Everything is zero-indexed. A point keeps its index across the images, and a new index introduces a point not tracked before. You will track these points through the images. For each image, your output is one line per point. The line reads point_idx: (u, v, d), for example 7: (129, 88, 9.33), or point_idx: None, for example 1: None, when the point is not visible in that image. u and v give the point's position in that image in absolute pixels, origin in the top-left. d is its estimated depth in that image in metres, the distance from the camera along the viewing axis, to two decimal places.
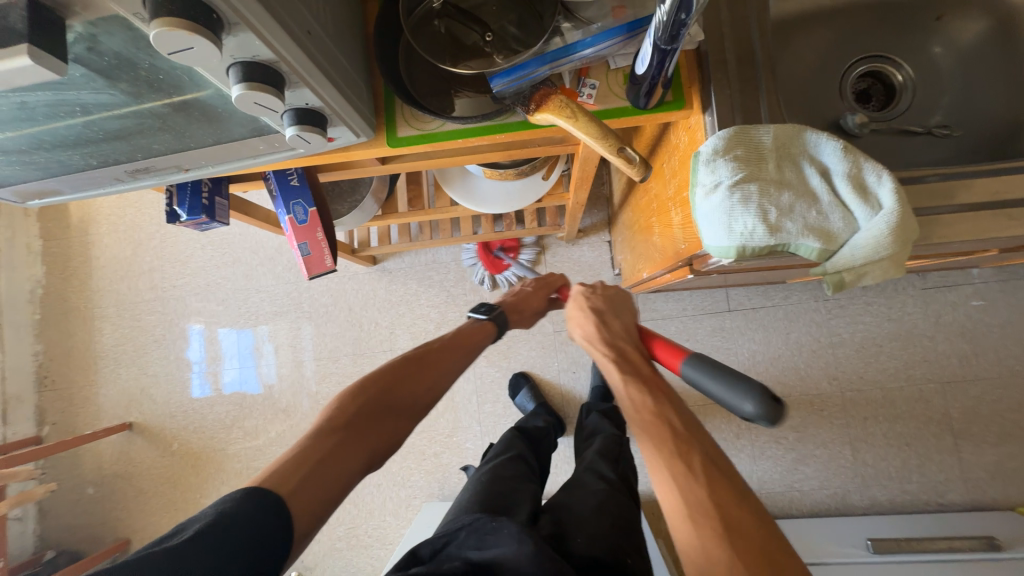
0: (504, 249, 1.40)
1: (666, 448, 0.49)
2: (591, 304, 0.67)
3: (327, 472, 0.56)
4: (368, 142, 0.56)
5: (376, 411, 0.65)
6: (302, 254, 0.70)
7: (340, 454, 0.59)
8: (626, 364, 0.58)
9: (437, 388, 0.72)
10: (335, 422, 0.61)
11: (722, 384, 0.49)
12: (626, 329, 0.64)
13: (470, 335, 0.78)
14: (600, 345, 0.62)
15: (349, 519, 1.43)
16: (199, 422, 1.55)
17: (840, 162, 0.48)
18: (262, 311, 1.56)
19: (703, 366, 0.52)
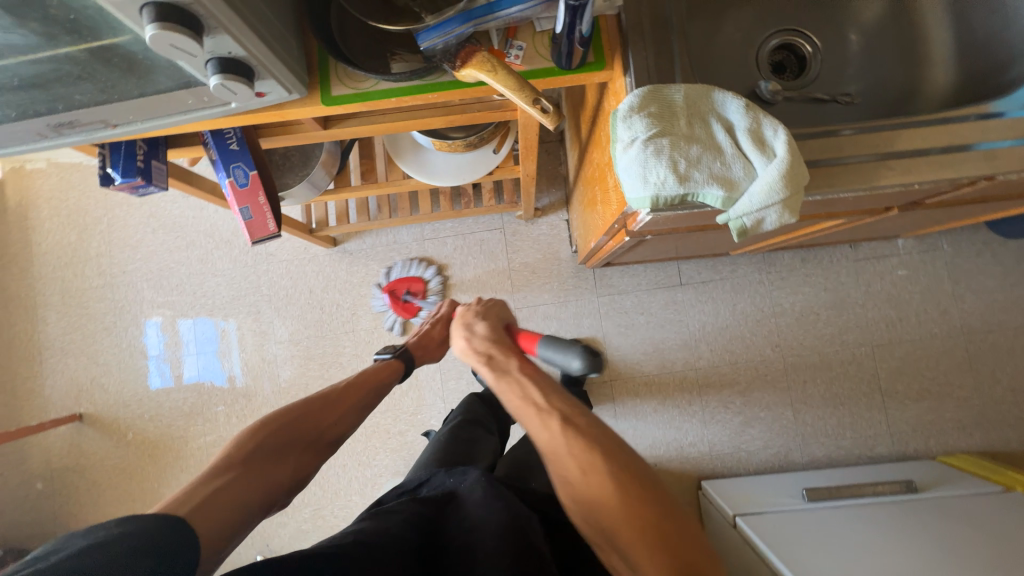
0: (411, 292, 1.44)
1: (545, 437, 0.53)
2: (466, 317, 0.71)
3: (221, 502, 0.57)
4: (304, 100, 0.57)
5: (277, 446, 0.67)
6: (244, 219, 0.70)
7: (234, 491, 0.59)
8: (494, 364, 0.61)
9: (343, 421, 0.75)
10: (230, 459, 0.62)
11: (556, 349, 0.60)
12: (495, 334, 0.66)
13: (378, 373, 0.83)
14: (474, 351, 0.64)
15: (314, 501, 1.43)
16: (155, 411, 1.51)
17: (742, 118, 0.53)
18: (220, 296, 1.52)
19: (544, 343, 0.62)
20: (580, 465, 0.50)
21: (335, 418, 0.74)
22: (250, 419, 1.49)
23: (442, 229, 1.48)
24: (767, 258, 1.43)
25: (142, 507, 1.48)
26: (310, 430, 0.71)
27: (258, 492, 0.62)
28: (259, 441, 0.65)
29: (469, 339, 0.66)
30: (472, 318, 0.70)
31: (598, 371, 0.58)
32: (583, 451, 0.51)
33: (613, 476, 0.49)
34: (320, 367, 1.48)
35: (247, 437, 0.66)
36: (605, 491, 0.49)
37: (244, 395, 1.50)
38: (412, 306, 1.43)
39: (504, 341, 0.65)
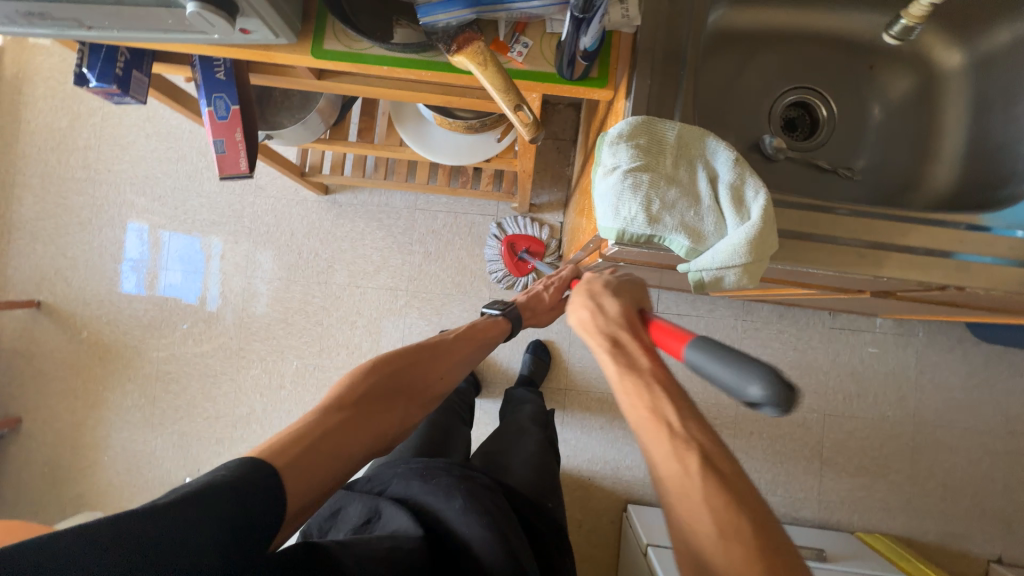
0: (529, 251, 1.38)
1: (679, 472, 0.50)
2: (592, 288, 0.70)
3: (327, 445, 0.59)
4: (291, 46, 0.55)
5: (385, 391, 0.70)
6: (216, 152, 0.68)
7: (347, 431, 0.62)
8: (622, 355, 0.60)
9: (439, 379, 0.78)
10: (344, 399, 0.66)
11: (727, 366, 0.48)
12: (632, 323, 0.65)
13: (483, 330, 0.86)
14: (598, 334, 0.64)
15: (253, 437, 1.46)
16: (114, 316, 1.50)
17: (728, 172, 0.52)
18: (200, 217, 1.50)
19: (706, 350, 0.51)
20: (717, 524, 0.47)
21: (432, 374, 0.77)
22: (207, 344, 1.49)
23: (436, 202, 1.45)
24: (747, 306, 1.42)
25: (84, 406, 1.48)
26: (408, 384, 0.73)
27: (361, 441, 0.64)
28: (367, 386, 0.68)
29: (591, 317, 0.66)
30: (602, 296, 0.69)
31: (782, 411, 0.44)
32: (723, 509, 0.48)
33: (752, 545, 0.46)
34: (285, 310, 1.48)
35: (360, 380, 0.68)
36: (740, 564, 0.45)
37: (205, 320, 1.49)
38: (525, 265, 1.38)
39: (639, 337, 0.62)
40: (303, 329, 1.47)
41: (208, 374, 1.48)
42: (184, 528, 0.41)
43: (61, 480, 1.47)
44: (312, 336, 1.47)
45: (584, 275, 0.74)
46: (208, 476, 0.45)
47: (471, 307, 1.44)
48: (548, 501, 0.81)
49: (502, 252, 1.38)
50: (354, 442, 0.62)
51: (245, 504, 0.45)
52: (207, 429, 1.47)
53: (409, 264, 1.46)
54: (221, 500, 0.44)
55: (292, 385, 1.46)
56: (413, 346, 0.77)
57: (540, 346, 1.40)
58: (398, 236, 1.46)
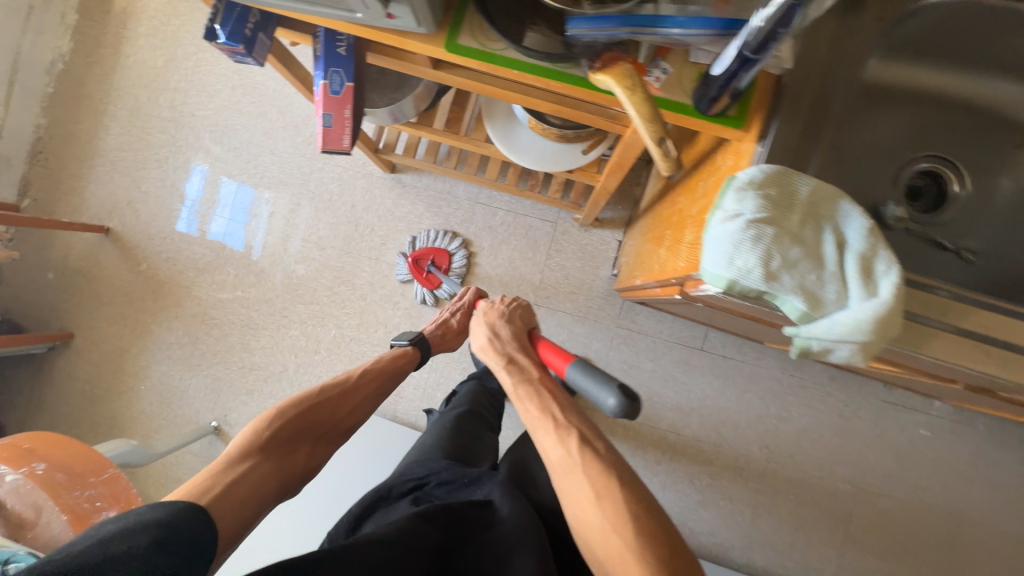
0: (435, 264, 1.43)
1: (561, 452, 0.61)
2: (490, 316, 0.80)
3: (238, 489, 0.62)
4: (427, 36, 0.54)
5: (293, 433, 0.72)
6: (322, 125, 0.68)
7: (254, 479, 0.65)
8: (515, 368, 0.72)
9: (352, 413, 0.80)
10: (249, 447, 0.67)
11: (592, 381, 0.61)
12: (522, 344, 0.76)
13: (394, 362, 0.89)
14: (495, 354, 0.74)
15: (280, 395, 1.50)
16: (173, 255, 1.55)
17: (859, 241, 0.49)
18: (268, 174, 1.53)
19: (581, 368, 0.64)
20: (594, 490, 0.58)
21: (341, 410, 0.79)
22: (252, 298, 1.53)
23: (498, 199, 1.45)
24: (797, 361, 1.36)
25: (130, 334, 1.55)
26: (319, 420, 0.75)
27: (274, 482, 0.67)
28: (274, 427, 0.70)
29: (491, 343, 0.76)
30: (497, 319, 0.79)
31: (629, 414, 0.58)
32: (597, 475, 0.59)
33: (622, 504, 0.56)
34: (333, 278, 1.50)
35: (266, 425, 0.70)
36: (615, 520, 0.55)
37: (256, 274, 1.53)
38: (434, 279, 1.43)
39: (527, 359, 0.73)
40: (346, 301, 1.49)
41: (249, 326, 1.52)
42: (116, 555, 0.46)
43: (98, 400, 1.54)
44: (354, 308, 1.49)
45: (483, 301, 0.84)
46: (126, 518, 0.50)
47: None
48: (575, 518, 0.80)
49: (410, 270, 1.43)
50: (266, 484, 0.66)
51: (167, 533, 0.51)
52: (239, 378, 1.52)
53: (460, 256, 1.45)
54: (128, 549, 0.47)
55: (326, 352, 1.49)
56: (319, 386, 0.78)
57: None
58: (454, 226, 1.46)
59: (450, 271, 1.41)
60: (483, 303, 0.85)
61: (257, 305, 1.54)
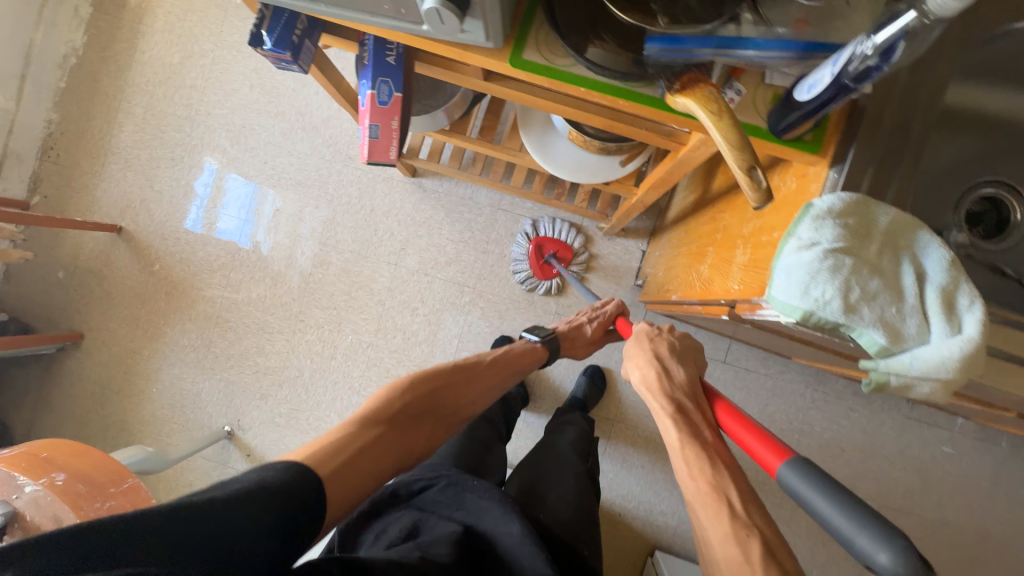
0: (556, 257, 1.38)
1: (736, 552, 0.47)
2: (654, 349, 0.70)
3: (363, 462, 0.58)
4: (491, 50, 0.52)
5: (419, 411, 0.68)
6: (369, 136, 0.69)
7: (379, 451, 0.60)
8: (685, 419, 0.59)
9: (470, 403, 0.76)
10: (380, 415, 0.63)
11: (840, 508, 0.41)
12: (692, 392, 0.64)
13: (520, 356, 0.87)
14: (661, 396, 0.63)
15: (295, 400, 1.48)
16: (187, 255, 1.52)
17: (940, 273, 0.47)
18: (285, 176, 1.51)
19: (814, 479, 0.44)
20: None
21: (465, 398, 0.75)
22: (268, 300, 1.50)
23: (520, 206, 1.43)
24: (820, 375, 1.35)
25: (142, 336, 1.52)
26: (439, 410, 0.71)
27: (392, 461, 0.62)
28: (402, 406, 0.66)
29: (654, 376, 0.66)
30: (659, 355, 0.69)
31: None
32: None
33: None
34: (350, 283, 1.48)
35: (397, 401, 0.66)
36: None
37: (271, 277, 1.51)
38: (552, 268, 1.38)
39: (699, 410, 0.61)
40: (363, 306, 1.47)
41: (264, 330, 1.50)
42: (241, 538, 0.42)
43: (108, 402, 1.51)
44: (372, 314, 1.46)
45: (643, 324, 0.77)
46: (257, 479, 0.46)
47: (534, 318, 1.41)
48: (583, 549, 0.72)
49: (530, 253, 1.37)
50: (384, 463, 0.61)
51: (291, 517, 0.46)
52: (253, 382, 1.49)
53: (481, 263, 1.44)
54: (244, 512, 0.43)
55: (343, 357, 1.47)
56: (448, 366, 0.76)
57: (596, 371, 1.36)
58: (476, 233, 1.44)
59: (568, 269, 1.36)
60: (642, 327, 0.76)
61: (272, 308, 1.51)
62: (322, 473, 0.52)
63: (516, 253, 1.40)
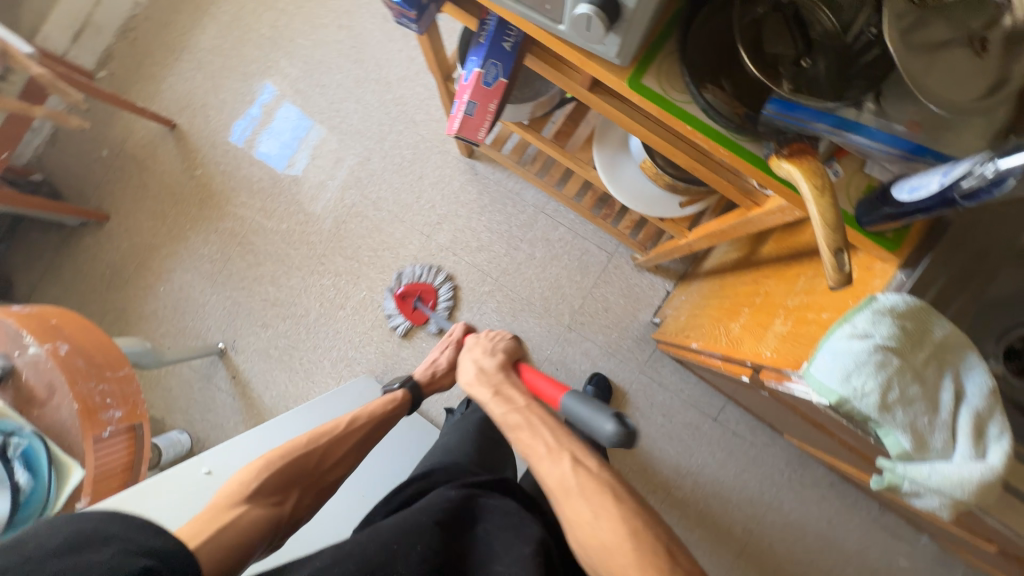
0: (422, 300, 1.44)
1: (557, 474, 0.64)
2: (474, 350, 0.96)
3: (232, 532, 0.66)
4: (615, 66, 0.53)
5: (282, 479, 0.75)
6: (464, 111, 0.69)
7: (249, 524, 0.69)
8: (502, 396, 0.78)
9: (336, 466, 0.82)
10: (238, 495, 0.71)
11: (590, 409, 0.66)
12: (499, 368, 0.86)
13: (386, 410, 0.94)
14: (480, 385, 0.82)
15: (293, 337, 1.49)
16: (229, 170, 1.54)
17: (979, 398, 0.49)
18: (346, 121, 1.52)
19: (577, 398, 0.69)
20: (592, 507, 0.60)
21: (326, 458, 0.81)
22: (295, 235, 1.51)
23: (563, 215, 1.44)
24: (803, 458, 1.36)
25: (163, 233, 1.53)
26: (304, 470, 0.78)
27: (260, 533, 0.69)
28: (262, 482, 0.73)
29: (480, 371, 0.86)
30: (481, 354, 0.92)
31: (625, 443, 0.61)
32: (594, 492, 0.61)
33: (623, 515, 0.59)
34: (379, 241, 1.49)
35: (252, 478, 0.73)
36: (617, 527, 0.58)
37: (305, 214, 1.52)
38: (422, 315, 1.44)
39: (512, 381, 0.83)
40: (384, 266, 1.48)
41: (283, 262, 1.51)
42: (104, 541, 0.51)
43: (113, 288, 1.52)
44: (391, 276, 1.48)
45: (472, 336, 1.02)
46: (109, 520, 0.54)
47: (545, 325, 1.43)
48: None
49: (398, 306, 1.43)
50: (249, 529, 0.68)
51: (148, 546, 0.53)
52: (259, 309, 1.50)
53: (510, 258, 1.45)
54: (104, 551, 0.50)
55: (352, 310, 1.48)
56: (308, 434, 0.82)
57: (603, 381, 1.37)
58: (513, 229, 1.45)
59: (438, 308, 1.42)
60: (471, 337, 1.02)
61: (295, 243, 1.52)
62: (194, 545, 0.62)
63: (388, 308, 1.45)
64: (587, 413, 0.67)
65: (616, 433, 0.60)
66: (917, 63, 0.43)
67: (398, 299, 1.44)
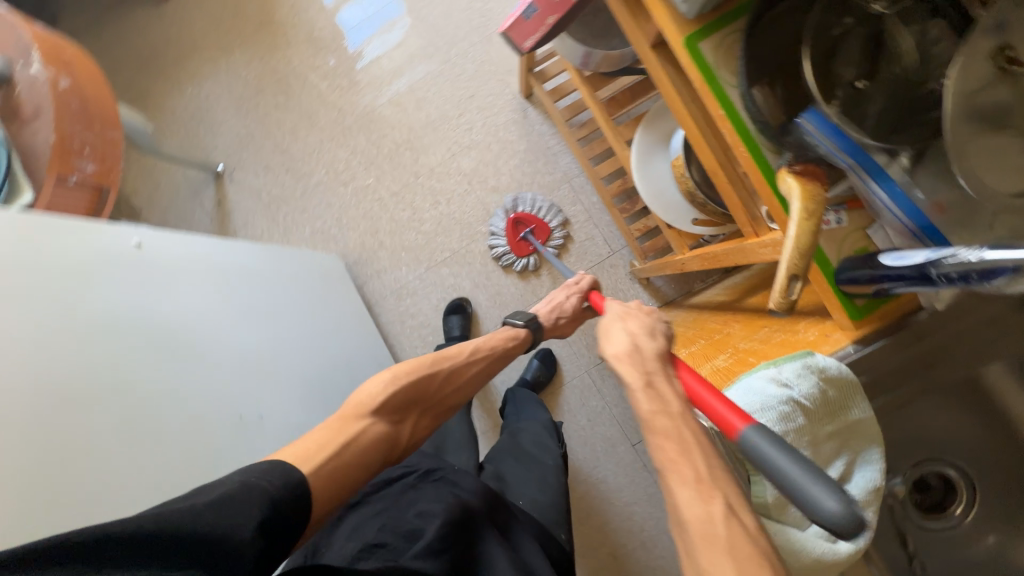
0: (533, 233, 1.38)
1: (697, 509, 0.41)
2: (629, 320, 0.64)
3: (362, 452, 0.62)
4: (676, 16, 0.50)
5: (406, 400, 0.68)
6: (521, 13, 0.65)
7: (359, 446, 0.62)
8: (656, 391, 0.51)
9: (456, 389, 0.76)
10: (358, 408, 0.65)
11: (797, 466, 0.38)
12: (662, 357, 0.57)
13: (504, 343, 0.83)
14: (629, 367, 0.55)
15: (288, 192, 1.49)
16: (300, 8, 1.50)
17: (859, 489, 0.47)
18: (427, 11, 1.47)
19: (780, 446, 0.40)
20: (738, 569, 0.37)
21: (446, 383, 0.74)
22: (332, 98, 1.49)
23: (586, 194, 1.41)
24: None
25: (213, 40, 1.51)
26: (426, 392, 0.71)
27: (379, 452, 0.64)
28: (389, 399, 0.66)
29: (632, 347, 0.58)
30: (635, 324, 0.63)
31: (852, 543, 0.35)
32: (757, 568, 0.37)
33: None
34: (406, 139, 1.46)
35: (379, 390, 0.66)
36: None
37: (349, 82, 1.49)
38: (528, 247, 1.38)
39: (667, 376, 0.54)
40: (400, 165, 1.46)
41: (310, 117, 1.49)
42: (225, 533, 0.46)
43: (146, 69, 1.52)
44: (401, 177, 1.46)
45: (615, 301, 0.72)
46: (231, 483, 0.50)
47: (521, 287, 1.41)
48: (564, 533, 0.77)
49: (507, 230, 1.38)
50: (370, 454, 0.63)
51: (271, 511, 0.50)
52: (269, 151, 1.50)
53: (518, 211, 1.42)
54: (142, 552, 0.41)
55: (352, 191, 1.47)
56: (428, 355, 0.73)
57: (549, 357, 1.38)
58: (533, 186, 1.42)
59: (544, 248, 1.36)
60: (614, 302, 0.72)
61: (328, 105, 1.50)
62: (308, 470, 0.56)
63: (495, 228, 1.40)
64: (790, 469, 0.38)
65: (845, 515, 0.35)
66: (969, 129, 0.39)
67: (508, 224, 1.39)
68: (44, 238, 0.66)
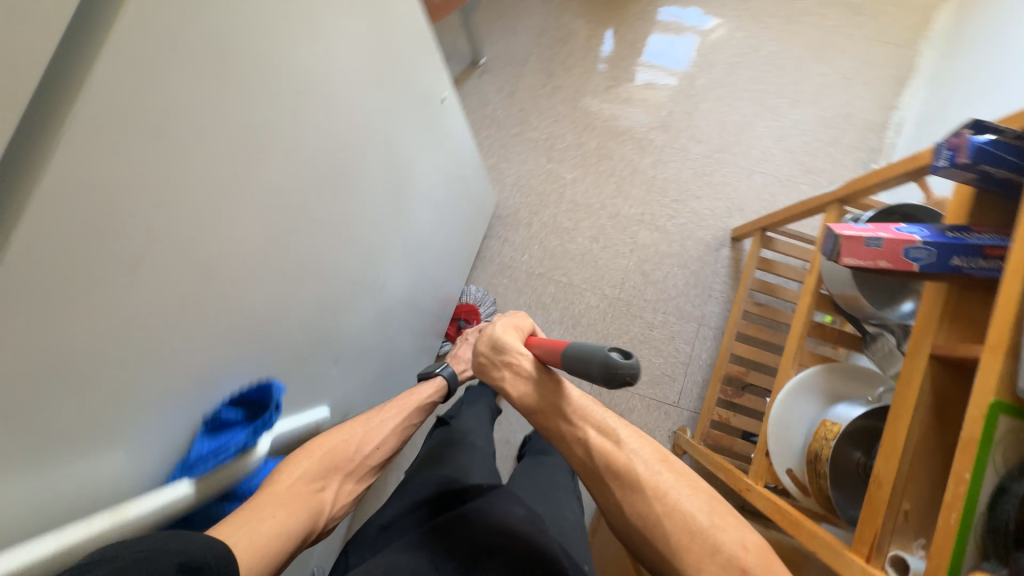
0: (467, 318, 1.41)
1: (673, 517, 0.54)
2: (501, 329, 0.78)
3: (272, 528, 0.56)
4: (1005, 381, 0.51)
5: (320, 469, 0.67)
6: (867, 237, 0.66)
7: (266, 533, 0.54)
8: (552, 404, 0.66)
9: (378, 448, 0.76)
10: (276, 485, 0.61)
11: (588, 346, 0.59)
12: (517, 347, 0.74)
13: (413, 399, 0.87)
14: (528, 391, 0.69)
15: (507, 122, 1.55)
16: (644, 19, 1.58)
17: None
18: (728, 108, 1.51)
19: (576, 349, 0.61)
20: None
21: (363, 445, 0.74)
22: (602, 95, 1.55)
23: (701, 346, 1.41)
24: None
25: None
26: (343, 457, 0.70)
27: (298, 525, 0.59)
28: (302, 472, 0.64)
29: (491, 350, 0.75)
30: (506, 326, 0.78)
31: (637, 374, 0.55)
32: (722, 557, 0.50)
33: None
34: (621, 174, 1.50)
35: (294, 467, 0.64)
36: None
37: (626, 99, 1.54)
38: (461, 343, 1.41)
39: (523, 354, 0.72)
40: (598, 187, 1.50)
41: (573, 91, 1.55)
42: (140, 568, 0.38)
43: None
44: (591, 195, 1.49)
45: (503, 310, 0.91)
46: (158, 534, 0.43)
47: None
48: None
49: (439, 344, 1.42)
50: (297, 521, 0.59)
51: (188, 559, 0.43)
52: (524, 83, 1.56)
53: (642, 304, 1.44)
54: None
55: (549, 169, 1.52)
56: (337, 431, 0.72)
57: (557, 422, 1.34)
58: (672, 300, 1.44)
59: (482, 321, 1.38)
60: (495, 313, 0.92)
61: (594, 95, 1.55)
62: (227, 539, 0.51)
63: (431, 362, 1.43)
64: (589, 347, 0.59)
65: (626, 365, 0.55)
66: None
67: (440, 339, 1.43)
68: (416, 50, 0.72)
